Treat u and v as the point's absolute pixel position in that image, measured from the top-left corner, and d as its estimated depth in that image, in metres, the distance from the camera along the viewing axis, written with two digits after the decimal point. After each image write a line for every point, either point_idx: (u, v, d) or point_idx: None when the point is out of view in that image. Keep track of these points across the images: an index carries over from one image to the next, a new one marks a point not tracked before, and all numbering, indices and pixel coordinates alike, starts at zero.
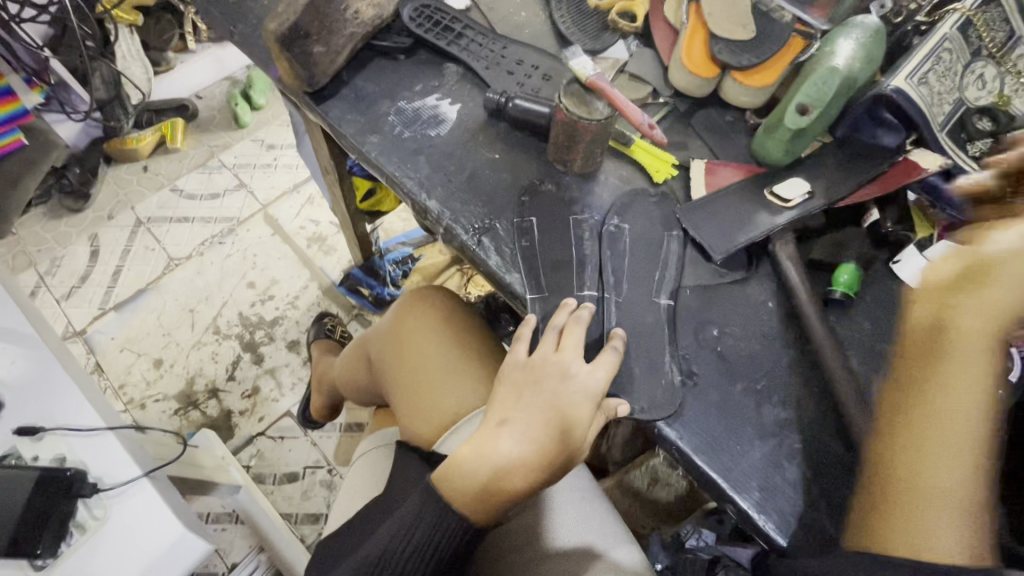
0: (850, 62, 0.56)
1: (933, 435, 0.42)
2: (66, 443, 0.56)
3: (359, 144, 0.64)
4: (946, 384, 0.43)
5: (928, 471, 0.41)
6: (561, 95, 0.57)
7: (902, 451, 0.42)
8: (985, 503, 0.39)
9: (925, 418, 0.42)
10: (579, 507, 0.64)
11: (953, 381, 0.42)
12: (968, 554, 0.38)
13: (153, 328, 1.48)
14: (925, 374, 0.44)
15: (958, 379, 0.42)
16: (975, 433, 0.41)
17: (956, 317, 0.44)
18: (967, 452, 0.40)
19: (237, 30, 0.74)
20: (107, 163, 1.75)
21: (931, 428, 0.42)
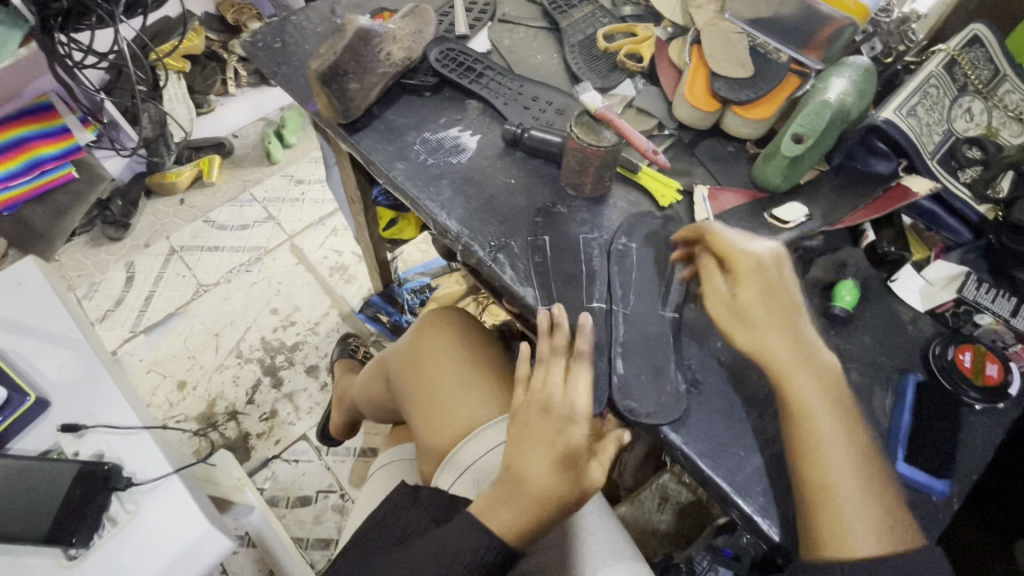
0: (842, 97, 0.61)
1: (820, 433, 0.47)
2: (104, 440, 0.59)
3: (386, 170, 0.70)
4: (808, 387, 0.48)
5: (829, 464, 0.45)
6: (573, 125, 0.62)
7: (805, 453, 0.46)
8: (881, 480, 0.45)
9: (808, 418, 0.47)
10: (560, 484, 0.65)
11: (810, 382, 0.48)
12: (882, 538, 0.43)
13: (179, 351, 1.54)
14: (784, 381, 0.49)
15: (813, 379, 0.48)
16: (844, 423, 0.47)
17: (779, 325, 0.50)
18: (848, 441, 0.46)
19: (281, 71, 0.82)
20: (147, 196, 1.87)
21: (816, 428, 0.47)
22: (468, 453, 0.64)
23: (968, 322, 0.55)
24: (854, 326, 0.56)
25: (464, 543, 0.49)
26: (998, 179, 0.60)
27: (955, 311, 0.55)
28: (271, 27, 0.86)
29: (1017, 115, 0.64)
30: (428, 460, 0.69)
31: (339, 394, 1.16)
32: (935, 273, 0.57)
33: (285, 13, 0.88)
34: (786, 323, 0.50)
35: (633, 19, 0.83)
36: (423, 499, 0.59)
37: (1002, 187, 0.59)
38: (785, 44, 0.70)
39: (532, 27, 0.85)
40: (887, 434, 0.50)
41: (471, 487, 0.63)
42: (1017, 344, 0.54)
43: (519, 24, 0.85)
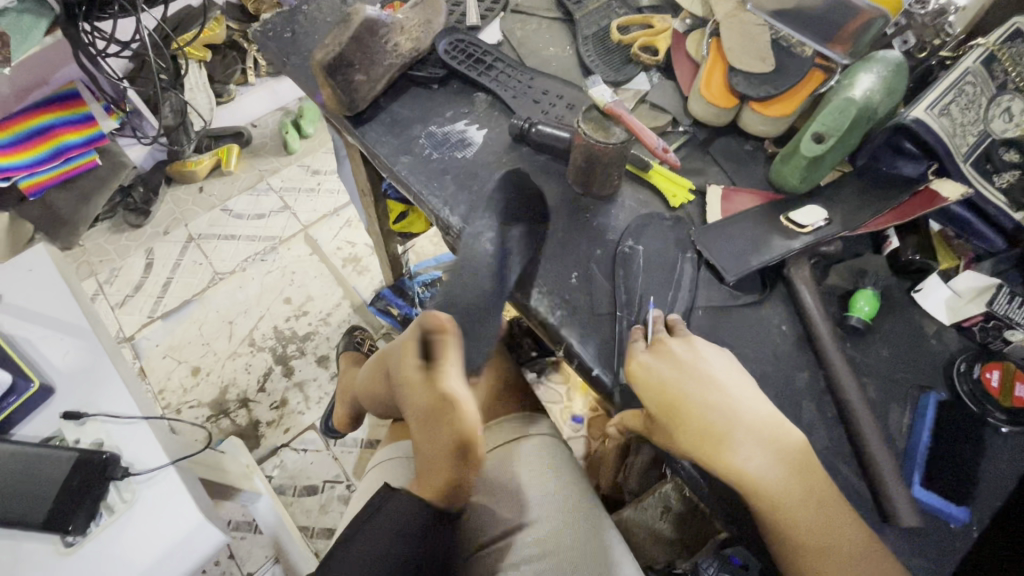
0: (868, 94, 0.57)
1: (793, 517, 0.43)
2: (105, 429, 0.60)
3: (391, 163, 0.69)
4: (763, 467, 0.44)
5: (811, 546, 0.42)
6: (581, 121, 0.59)
7: (784, 534, 0.43)
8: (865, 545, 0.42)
9: (776, 500, 0.43)
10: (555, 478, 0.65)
11: (765, 466, 0.44)
12: None
13: (194, 337, 1.56)
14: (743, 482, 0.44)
15: (764, 459, 0.44)
16: (810, 505, 0.43)
17: (723, 440, 0.44)
18: (823, 520, 0.43)
19: (291, 62, 0.81)
20: (168, 184, 1.90)
21: (786, 509, 0.43)
22: None
23: (998, 338, 0.51)
24: (871, 338, 0.53)
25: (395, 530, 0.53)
26: None
27: (983, 326, 0.51)
28: (282, 17, 0.86)
29: None
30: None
31: (344, 388, 1.16)
32: (964, 284, 0.53)
33: (297, 2, 0.87)
34: (722, 434, 0.45)
35: (650, 10, 0.80)
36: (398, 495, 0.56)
37: None
38: (810, 36, 0.67)
39: (546, 18, 0.82)
40: (905, 453, 0.47)
41: None
42: None
43: (533, 15, 0.83)
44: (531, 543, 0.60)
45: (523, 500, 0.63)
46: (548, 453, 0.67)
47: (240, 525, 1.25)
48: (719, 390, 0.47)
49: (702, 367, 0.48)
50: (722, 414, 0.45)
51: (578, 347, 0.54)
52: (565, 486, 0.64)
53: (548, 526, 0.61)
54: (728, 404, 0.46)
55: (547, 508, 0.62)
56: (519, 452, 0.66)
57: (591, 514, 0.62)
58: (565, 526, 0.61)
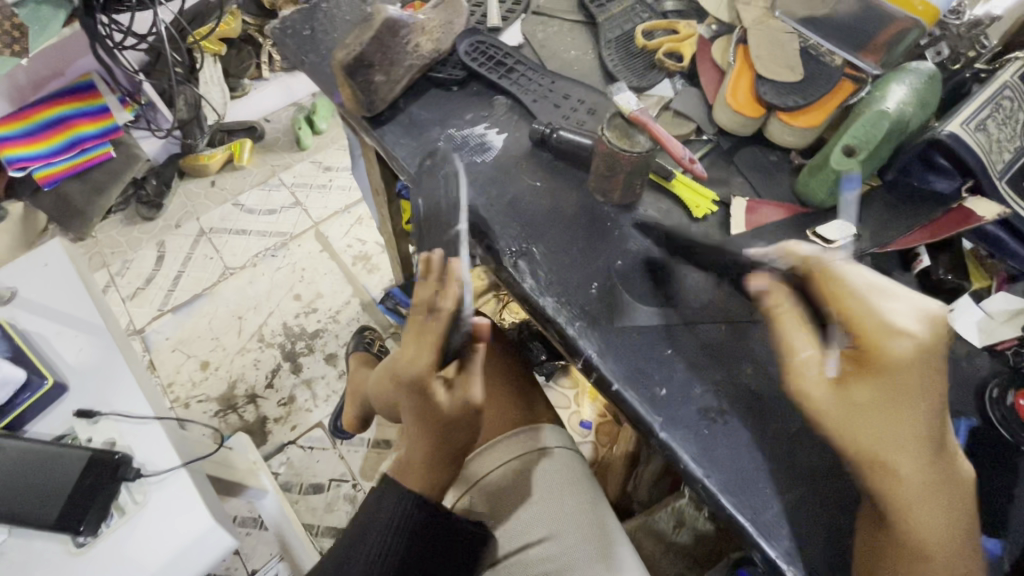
0: (901, 107, 0.56)
1: (918, 517, 0.40)
2: (117, 428, 0.60)
3: (408, 166, 0.68)
4: (913, 458, 0.40)
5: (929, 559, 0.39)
6: (605, 128, 0.58)
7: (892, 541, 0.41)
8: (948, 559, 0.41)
9: (911, 501, 0.40)
10: (575, 491, 0.64)
11: (917, 459, 0.40)
12: None
13: (204, 332, 1.56)
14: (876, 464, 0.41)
15: (919, 459, 0.40)
16: (941, 513, 0.40)
17: (889, 413, 0.41)
18: (948, 531, 0.39)
19: (309, 60, 0.81)
20: (180, 177, 1.90)
21: (918, 516, 0.40)
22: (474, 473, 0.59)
23: None
24: None
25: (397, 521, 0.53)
26: None
27: (1016, 350, 0.51)
28: (301, 14, 0.85)
29: None
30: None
31: (353, 387, 1.16)
32: (996, 306, 0.52)
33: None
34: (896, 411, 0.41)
35: (674, 14, 0.79)
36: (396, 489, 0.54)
37: None
38: (841, 45, 0.65)
39: (568, 21, 0.81)
40: None
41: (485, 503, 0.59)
42: None
43: (555, 17, 0.81)
44: (553, 558, 0.60)
45: (544, 511, 0.62)
46: (565, 464, 0.66)
47: (246, 521, 1.25)
48: (920, 373, 0.41)
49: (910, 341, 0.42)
50: (904, 393, 0.41)
51: (598, 360, 0.53)
52: (582, 497, 0.64)
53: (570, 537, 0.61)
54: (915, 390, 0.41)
55: (568, 520, 0.61)
56: (540, 464, 0.65)
57: (609, 528, 0.62)
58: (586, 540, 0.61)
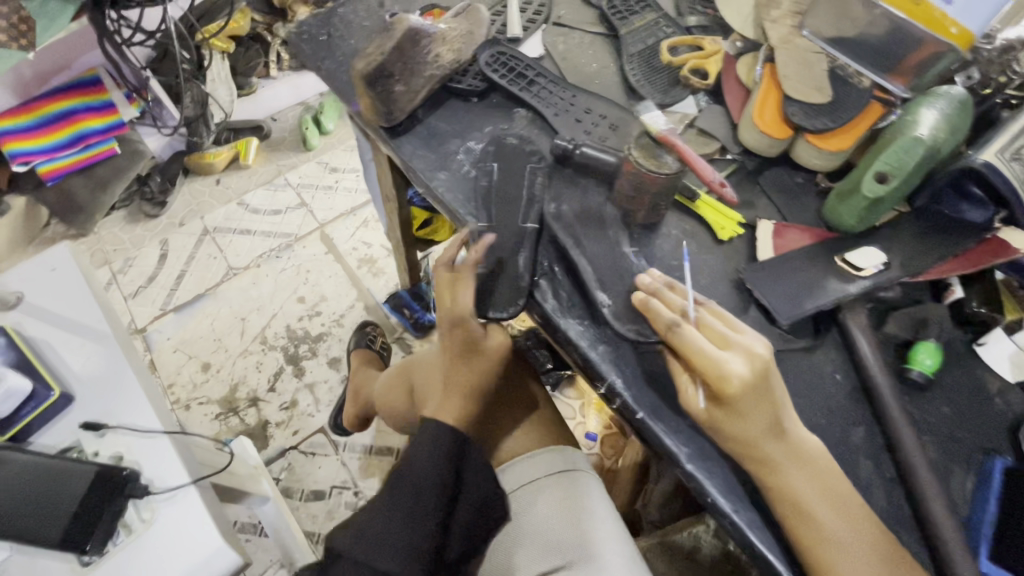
0: (934, 133, 0.55)
1: (819, 521, 0.43)
2: (124, 442, 0.58)
3: (427, 179, 0.67)
4: (790, 464, 0.44)
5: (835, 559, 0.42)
6: (632, 147, 0.56)
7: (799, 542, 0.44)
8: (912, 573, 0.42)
9: (804, 509, 0.44)
10: (593, 520, 0.63)
11: (795, 470, 0.44)
12: None
13: (206, 332, 1.55)
14: (772, 474, 0.45)
15: (796, 472, 0.44)
16: (842, 517, 0.43)
17: (763, 415, 0.44)
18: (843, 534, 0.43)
19: (325, 65, 0.79)
20: (185, 175, 1.88)
21: (813, 521, 0.43)
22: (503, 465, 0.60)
23: None
24: (931, 394, 0.50)
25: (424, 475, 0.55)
26: None
27: None
28: (317, 18, 0.83)
29: None
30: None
31: (355, 386, 1.14)
32: None
33: (333, 3, 0.85)
34: (772, 416, 0.45)
35: (698, 30, 0.78)
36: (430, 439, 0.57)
37: None
38: (869, 67, 0.65)
39: (589, 33, 0.80)
40: (966, 520, 0.45)
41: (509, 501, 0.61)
42: None
43: (576, 29, 0.80)
44: None
45: (558, 535, 0.62)
46: (584, 491, 0.66)
47: (246, 527, 1.24)
48: (766, 386, 0.45)
49: (743, 354, 0.45)
50: (766, 405, 0.44)
51: (622, 387, 0.52)
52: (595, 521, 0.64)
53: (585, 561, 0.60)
54: (773, 397, 0.45)
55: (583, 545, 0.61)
56: (559, 487, 0.66)
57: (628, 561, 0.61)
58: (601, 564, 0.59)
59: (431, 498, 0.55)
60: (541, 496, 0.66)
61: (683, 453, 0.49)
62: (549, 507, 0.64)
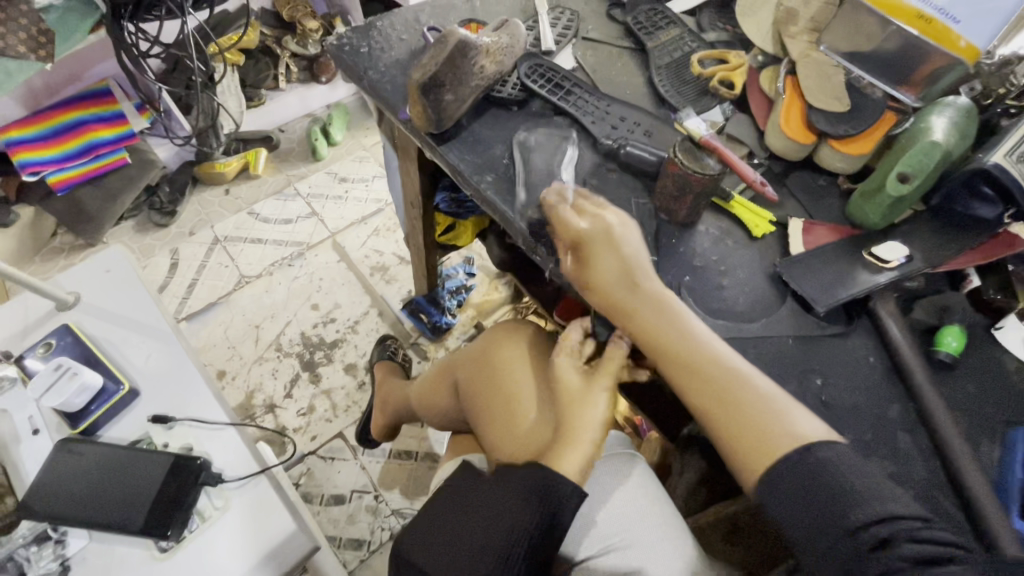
0: (947, 138, 0.61)
1: (708, 371, 0.53)
2: (192, 434, 0.61)
3: (476, 182, 0.70)
4: (678, 331, 0.55)
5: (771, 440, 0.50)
6: (676, 150, 0.61)
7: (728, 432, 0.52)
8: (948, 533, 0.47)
9: (696, 368, 0.53)
10: (648, 503, 0.66)
11: (678, 332, 0.55)
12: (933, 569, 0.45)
13: (220, 340, 1.56)
14: (654, 338, 0.56)
15: (727, 371, 0.53)
16: (725, 370, 0.53)
17: (623, 283, 0.57)
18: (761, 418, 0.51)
19: (368, 76, 0.83)
20: (194, 185, 1.89)
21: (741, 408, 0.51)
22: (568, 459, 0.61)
23: None
24: (957, 373, 0.55)
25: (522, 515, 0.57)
26: None
27: None
28: (357, 31, 0.87)
29: None
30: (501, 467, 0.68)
31: (382, 396, 1.16)
32: None
33: (372, 18, 0.89)
34: (630, 282, 0.57)
35: (720, 45, 0.83)
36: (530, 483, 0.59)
37: None
38: (881, 79, 0.71)
39: (617, 47, 0.85)
40: (997, 486, 0.49)
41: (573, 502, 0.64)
42: None
43: (604, 43, 0.86)
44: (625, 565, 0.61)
45: (618, 517, 0.64)
46: (637, 475, 0.69)
47: None
48: (626, 258, 0.58)
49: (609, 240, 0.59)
50: (629, 276, 0.57)
51: None
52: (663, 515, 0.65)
53: (649, 542, 0.62)
54: (635, 267, 0.58)
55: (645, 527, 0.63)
56: (616, 474, 0.68)
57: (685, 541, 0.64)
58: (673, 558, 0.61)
59: (509, 536, 0.56)
60: (606, 494, 0.66)
61: None
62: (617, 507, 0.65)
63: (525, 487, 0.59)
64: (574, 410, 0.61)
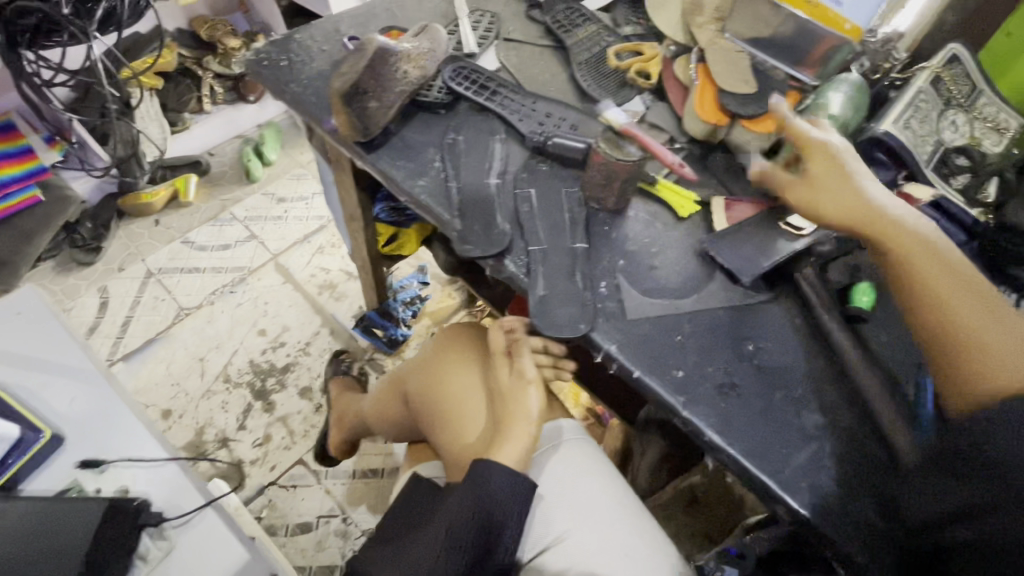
0: (843, 112, 0.66)
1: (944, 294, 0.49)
2: (130, 474, 0.58)
3: (409, 187, 0.70)
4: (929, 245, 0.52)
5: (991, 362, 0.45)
6: (599, 140, 0.63)
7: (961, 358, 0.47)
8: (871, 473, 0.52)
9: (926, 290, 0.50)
10: (600, 478, 0.68)
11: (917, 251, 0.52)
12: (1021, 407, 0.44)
13: (162, 378, 1.47)
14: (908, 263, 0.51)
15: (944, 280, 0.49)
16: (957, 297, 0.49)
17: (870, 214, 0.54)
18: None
19: (290, 89, 0.81)
20: (119, 218, 1.79)
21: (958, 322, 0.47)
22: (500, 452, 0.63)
23: None
24: (871, 325, 0.60)
25: (465, 515, 0.57)
26: (987, 184, 0.67)
27: None
28: (276, 45, 0.86)
29: (995, 126, 0.70)
30: (456, 469, 0.70)
31: (338, 413, 1.13)
32: None
33: (289, 31, 0.88)
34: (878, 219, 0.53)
35: (635, 38, 0.87)
36: (472, 483, 0.59)
37: (989, 192, 0.66)
38: (782, 61, 0.75)
39: (538, 46, 0.87)
40: (912, 423, 0.53)
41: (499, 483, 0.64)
42: None
43: (525, 43, 0.87)
44: (583, 542, 0.62)
45: (575, 497, 0.65)
46: (588, 455, 0.70)
47: None
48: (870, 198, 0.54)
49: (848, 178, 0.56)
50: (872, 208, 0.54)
51: (617, 353, 0.57)
52: (617, 490, 0.68)
53: (607, 517, 0.64)
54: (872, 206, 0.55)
55: (601, 503, 0.65)
56: (569, 456, 0.69)
57: (638, 512, 0.66)
58: (626, 529, 0.63)
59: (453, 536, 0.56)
60: (564, 477, 0.67)
61: (679, 398, 0.54)
62: (576, 482, 0.67)
63: (467, 488, 0.59)
64: (511, 405, 0.64)
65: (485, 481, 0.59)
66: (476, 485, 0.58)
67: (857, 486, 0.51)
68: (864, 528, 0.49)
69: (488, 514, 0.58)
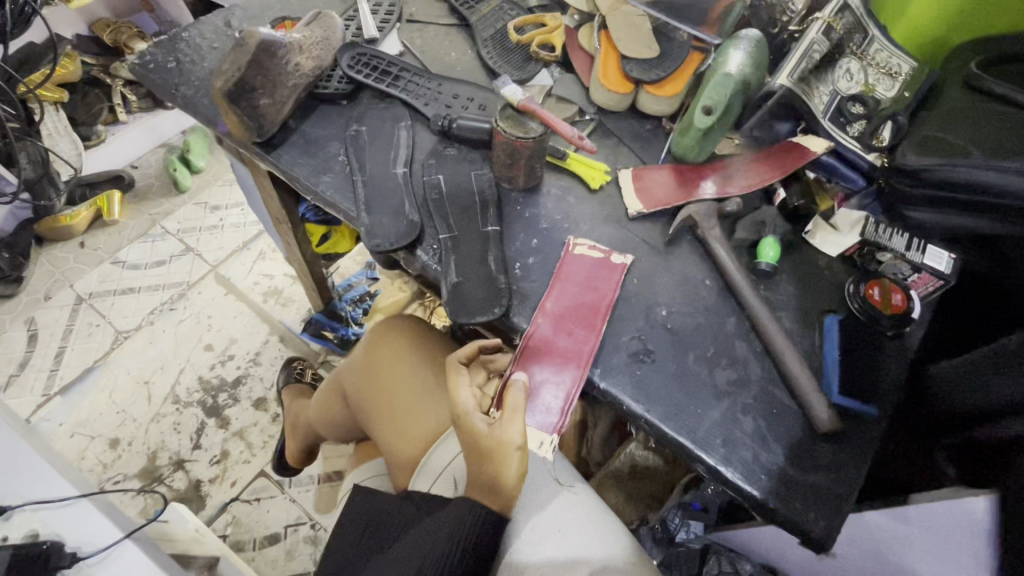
0: (741, 69, 0.63)
1: None
2: (37, 518, 0.56)
3: (313, 184, 0.68)
4: None
5: None
6: (497, 119, 0.62)
7: None
8: (781, 423, 0.54)
9: None
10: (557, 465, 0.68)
11: None
12: None
13: (106, 407, 1.41)
14: None
15: None
16: None
17: None
18: None
19: (180, 92, 0.76)
20: (39, 244, 1.68)
21: None
22: (441, 456, 0.65)
23: (872, 259, 0.62)
24: (776, 279, 0.62)
25: (447, 537, 0.52)
26: (881, 129, 0.67)
27: (860, 251, 0.62)
28: (162, 46, 0.80)
29: (888, 70, 0.72)
30: (399, 463, 0.69)
31: (292, 420, 1.10)
32: (841, 221, 0.63)
33: (175, 29, 0.82)
34: None
35: (540, 9, 0.85)
36: (452, 511, 0.54)
37: (884, 136, 0.67)
38: (685, 22, 0.73)
39: (442, 25, 0.84)
40: (821, 372, 0.56)
41: (446, 486, 0.64)
42: (915, 275, 0.59)
43: (428, 23, 0.84)
44: (540, 528, 0.61)
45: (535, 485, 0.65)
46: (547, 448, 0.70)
47: None
48: None
49: None
50: None
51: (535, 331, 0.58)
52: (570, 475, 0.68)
53: (563, 502, 0.64)
54: None
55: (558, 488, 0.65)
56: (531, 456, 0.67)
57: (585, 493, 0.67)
58: (573, 511, 0.63)
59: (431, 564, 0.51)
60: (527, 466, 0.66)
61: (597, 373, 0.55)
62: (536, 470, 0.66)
63: (451, 515, 0.53)
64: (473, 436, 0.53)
65: (469, 517, 0.53)
66: (458, 517, 0.53)
67: (770, 435, 0.53)
68: (776, 474, 0.51)
69: (472, 544, 0.52)
